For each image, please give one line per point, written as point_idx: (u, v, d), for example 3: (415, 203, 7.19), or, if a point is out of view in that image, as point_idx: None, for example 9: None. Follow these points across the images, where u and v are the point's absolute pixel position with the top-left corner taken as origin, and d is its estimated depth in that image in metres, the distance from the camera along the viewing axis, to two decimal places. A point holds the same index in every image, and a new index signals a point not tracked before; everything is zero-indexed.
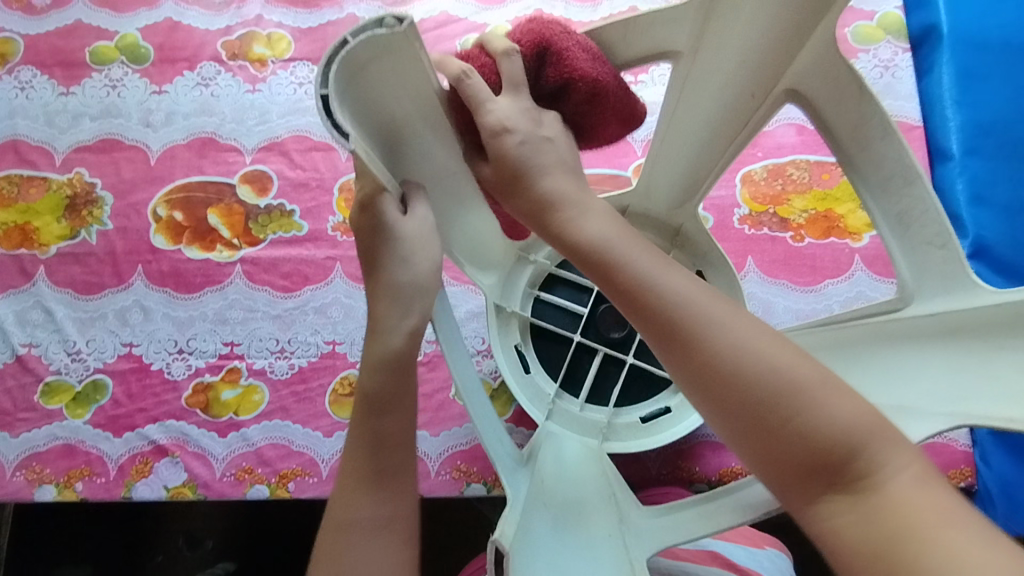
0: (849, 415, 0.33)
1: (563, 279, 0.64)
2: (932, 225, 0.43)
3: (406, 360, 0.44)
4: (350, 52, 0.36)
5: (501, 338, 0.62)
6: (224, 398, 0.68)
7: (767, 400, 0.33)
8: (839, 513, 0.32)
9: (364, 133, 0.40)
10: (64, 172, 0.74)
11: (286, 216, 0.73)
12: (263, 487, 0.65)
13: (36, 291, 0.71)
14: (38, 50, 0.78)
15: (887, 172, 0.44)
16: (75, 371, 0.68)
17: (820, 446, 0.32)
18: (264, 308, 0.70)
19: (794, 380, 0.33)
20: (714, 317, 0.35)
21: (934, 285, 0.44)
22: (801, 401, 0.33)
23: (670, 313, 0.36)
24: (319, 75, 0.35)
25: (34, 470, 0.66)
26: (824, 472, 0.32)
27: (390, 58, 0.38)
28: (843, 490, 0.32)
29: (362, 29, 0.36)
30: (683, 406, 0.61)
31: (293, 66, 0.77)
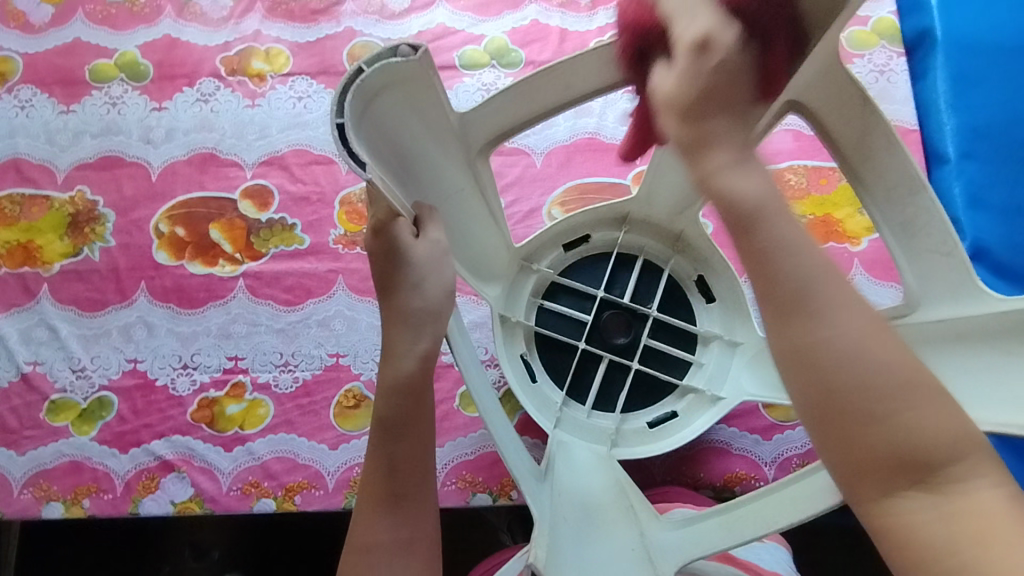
0: (948, 421, 0.32)
1: (566, 288, 0.65)
2: (937, 233, 0.43)
3: (418, 384, 0.44)
4: (365, 80, 0.37)
5: (506, 348, 0.62)
6: (229, 412, 0.68)
7: (878, 391, 0.31)
8: (914, 510, 0.31)
9: (379, 159, 0.40)
10: (65, 190, 0.75)
11: (287, 230, 0.73)
12: (270, 501, 0.65)
13: (40, 309, 0.71)
14: (37, 69, 0.78)
15: (891, 182, 0.45)
16: (80, 389, 0.69)
17: (914, 446, 0.31)
18: (267, 322, 0.71)
19: (909, 379, 0.32)
20: (843, 300, 0.33)
21: (939, 289, 0.44)
22: (910, 400, 0.32)
23: (801, 288, 0.33)
24: (335, 103, 0.36)
25: (41, 487, 0.66)
26: (910, 473, 0.31)
27: (402, 84, 0.41)
28: (924, 489, 0.31)
29: (377, 58, 0.38)
30: (690, 410, 0.62)
31: (292, 80, 0.78)
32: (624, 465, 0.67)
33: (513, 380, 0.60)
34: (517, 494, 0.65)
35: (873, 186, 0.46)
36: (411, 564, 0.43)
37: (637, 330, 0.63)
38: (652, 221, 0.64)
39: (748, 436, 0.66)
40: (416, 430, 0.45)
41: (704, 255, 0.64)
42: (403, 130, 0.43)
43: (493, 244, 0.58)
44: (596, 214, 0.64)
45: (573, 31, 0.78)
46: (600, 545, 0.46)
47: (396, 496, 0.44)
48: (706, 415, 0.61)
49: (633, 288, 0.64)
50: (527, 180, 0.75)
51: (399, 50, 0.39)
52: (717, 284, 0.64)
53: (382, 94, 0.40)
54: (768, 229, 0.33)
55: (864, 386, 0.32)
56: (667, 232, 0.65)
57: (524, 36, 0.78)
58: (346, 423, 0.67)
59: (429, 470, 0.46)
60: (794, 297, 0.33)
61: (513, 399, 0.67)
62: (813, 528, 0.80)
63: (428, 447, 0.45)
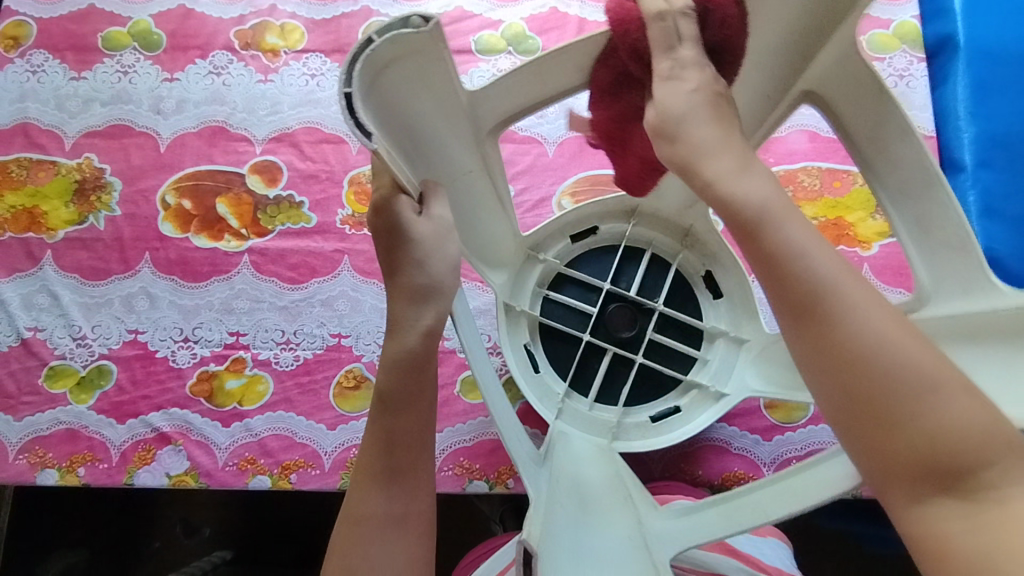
0: (981, 420, 0.30)
1: (571, 279, 0.64)
2: (953, 228, 0.43)
3: (421, 361, 0.44)
4: (372, 52, 0.37)
5: (510, 338, 0.61)
6: (228, 387, 0.68)
7: (891, 389, 0.31)
8: (949, 521, 0.30)
9: (385, 132, 0.40)
10: (73, 156, 0.74)
11: (294, 208, 0.73)
12: (265, 478, 0.65)
13: (43, 275, 0.71)
14: (50, 34, 0.78)
15: (905, 174, 0.44)
16: (80, 357, 0.69)
17: (933, 450, 0.30)
18: (271, 299, 0.70)
19: (929, 377, 0.31)
20: (858, 297, 0.33)
21: (951, 286, 0.44)
22: (935, 401, 0.30)
23: (808, 287, 0.33)
24: (342, 75, 0.36)
25: (37, 454, 0.66)
26: (934, 476, 0.30)
27: (412, 59, 0.40)
28: (951, 494, 0.30)
29: (387, 29, 0.37)
30: (693, 405, 0.61)
31: (306, 57, 0.77)
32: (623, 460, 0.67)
33: (515, 369, 0.59)
34: (513, 483, 0.65)
35: (884, 175, 0.46)
36: (402, 546, 0.43)
37: (642, 323, 0.63)
38: (661, 215, 0.64)
39: (748, 436, 0.66)
40: (417, 406, 0.44)
41: (713, 250, 0.63)
42: (413, 106, 0.42)
43: (500, 227, 0.57)
44: (605, 207, 0.64)
45: (592, 21, 0.77)
46: (593, 530, 0.46)
47: (395, 470, 0.43)
48: (710, 411, 0.60)
49: (640, 281, 0.63)
50: (537, 170, 0.75)
51: (410, 22, 0.39)
52: (725, 279, 0.63)
53: (392, 67, 0.39)
54: (772, 227, 0.35)
55: (877, 383, 0.31)
56: (676, 226, 0.64)
57: (542, 23, 0.77)
58: (345, 403, 0.67)
59: (430, 445, 0.45)
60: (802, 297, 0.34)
61: (514, 388, 0.67)
62: (807, 532, 0.80)
63: (429, 427, 0.45)
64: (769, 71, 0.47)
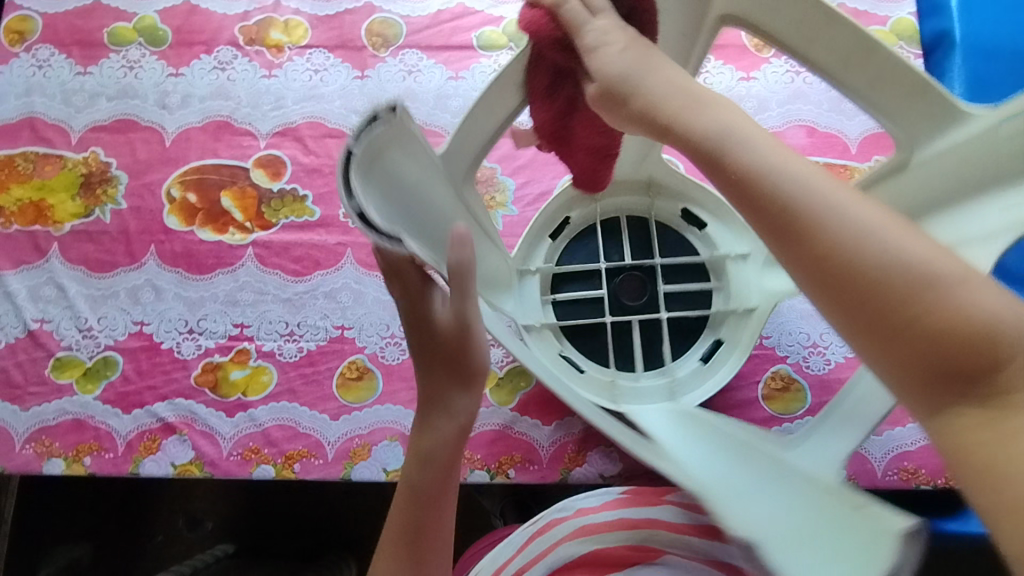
0: (988, 304, 0.26)
1: (566, 278, 0.66)
2: (908, 78, 0.40)
3: (449, 455, 0.45)
4: (353, 158, 0.37)
5: (545, 350, 0.60)
6: (232, 378, 0.68)
7: (887, 288, 0.27)
8: (981, 431, 0.25)
9: (398, 223, 0.39)
10: (80, 151, 0.75)
11: (298, 201, 0.73)
12: (269, 468, 0.66)
13: (50, 267, 0.72)
14: (56, 29, 0.78)
15: (839, 47, 0.42)
16: (86, 348, 0.69)
17: (944, 351, 0.26)
18: (275, 291, 0.71)
19: (928, 272, 0.27)
20: (835, 197, 0.29)
21: (911, 119, 0.42)
22: (938, 294, 0.26)
23: (775, 199, 0.29)
24: (343, 193, 0.35)
25: (43, 443, 0.67)
26: (952, 381, 0.26)
27: (393, 146, 0.40)
28: (980, 401, 0.25)
29: (364, 129, 0.37)
30: (730, 330, 0.62)
31: (310, 53, 0.77)
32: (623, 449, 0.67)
33: (562, 373, 0.58)
34: (514, 473, 0.66)
35: (826, 61, 0.43)
36: None
37: (651, 285, 0.65)
38: (618, 181, 0.65)
39: None
40: (439, 501, 0.45)
41: (680, 189, 0.64)
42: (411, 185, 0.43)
43: (495, 251, 0.57)
44: (568, 195, 0.65)
45: None
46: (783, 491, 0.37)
47: (416, 535, 0.44)
48: (749, 329, 0.60)
49: (629, 246, 0.65)
50: (538, 164, 0.76)
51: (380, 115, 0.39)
52: (703, 209, 0.64)
53: (379, 159, 0.39)
54: (734, 142, 0.31)
55: (868, 286, 0.27)
56: (638, 183, 0.65)
57: None
58: (347, 394, 0.68)
59: (448, 536, 0.46)
60: (769, 214, 0.29)
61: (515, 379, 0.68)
62: None
63: (448, 517, 0.46)
64: None
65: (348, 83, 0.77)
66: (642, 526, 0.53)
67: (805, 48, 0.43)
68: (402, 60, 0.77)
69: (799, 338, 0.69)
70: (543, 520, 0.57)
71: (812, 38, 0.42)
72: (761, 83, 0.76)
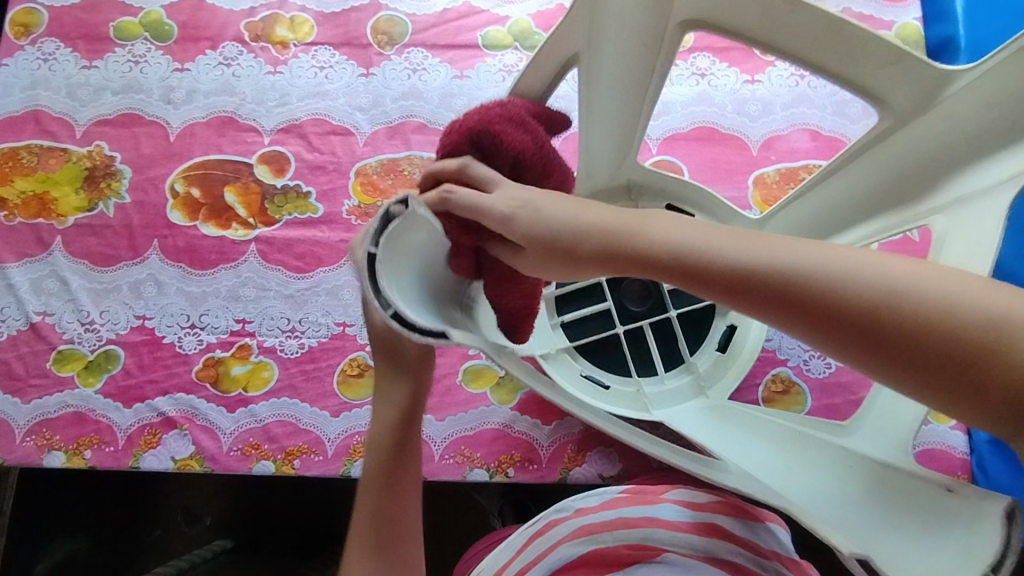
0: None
1: (568, 296, 0.66)
2: (879, 49, 0.44)
3: (398, 493, 0.46)
4: (379, 261, 0.36)
5: (568, 376, 0.62)
6: (234, 373, 0.68)
7: (931, 348, 0.25)
8: None
9: (424, 307, 0.39)
10: (84, 144, 0.75)
11: (301, 198, 0.73)
12: (269, 463, 0.66)
13: (52, 260, 0.72)
14: (62, 22, 0.78)
15: (809, 34, 0.45)
16: (88, 341, 0.70)
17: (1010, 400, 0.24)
18: (277, 287, 0.71)
19: (968, 315, 0.25)
20: (765, 256, 0.30)
21: (888, 75, 0.45)
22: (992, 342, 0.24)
23: (775, 287, 0.29)
24: (376, 301, 0.35)
25: (44, 436, 0.67)
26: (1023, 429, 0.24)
27: (406, 236, 0.39)
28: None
29: (378, 232, 0.36)
30: (739, 314, 0.64)
31: (315, 50, 0.78)
32: (622, 448, 0.67)
33: (590, 396, 0.60)
34: (514, 472, 0.66)
35: (796, 45, 0.46)
36: None
37: (655, 289, 0.66)
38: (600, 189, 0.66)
39: None
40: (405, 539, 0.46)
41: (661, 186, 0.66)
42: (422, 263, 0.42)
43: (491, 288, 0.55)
44: None
45: None
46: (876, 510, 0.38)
47: (388, 531, 0.46)
48: None
49: None
50: None
51: (389, 210, 0.37)
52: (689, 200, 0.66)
53: (401, 254, 0.39)
54: (648, 237, 0.35)
55: (907, 349, 0.26)
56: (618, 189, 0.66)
57: (549, 20, 0.78)
58: (348, 391, 0.68)
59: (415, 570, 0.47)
60: (776, 301, 0.29)
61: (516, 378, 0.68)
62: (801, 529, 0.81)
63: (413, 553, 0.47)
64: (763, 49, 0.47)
65: (353, 81, 0.77)
66: (639, 525, 0.53)
67: (780, 42, 0.47)
68: (407, 58, 0.77)
69: (801, 341, 0.69)
70: (543, 521, 0.58)
71: (785, 30, 0.46)
72: (765, 86, 0.76)
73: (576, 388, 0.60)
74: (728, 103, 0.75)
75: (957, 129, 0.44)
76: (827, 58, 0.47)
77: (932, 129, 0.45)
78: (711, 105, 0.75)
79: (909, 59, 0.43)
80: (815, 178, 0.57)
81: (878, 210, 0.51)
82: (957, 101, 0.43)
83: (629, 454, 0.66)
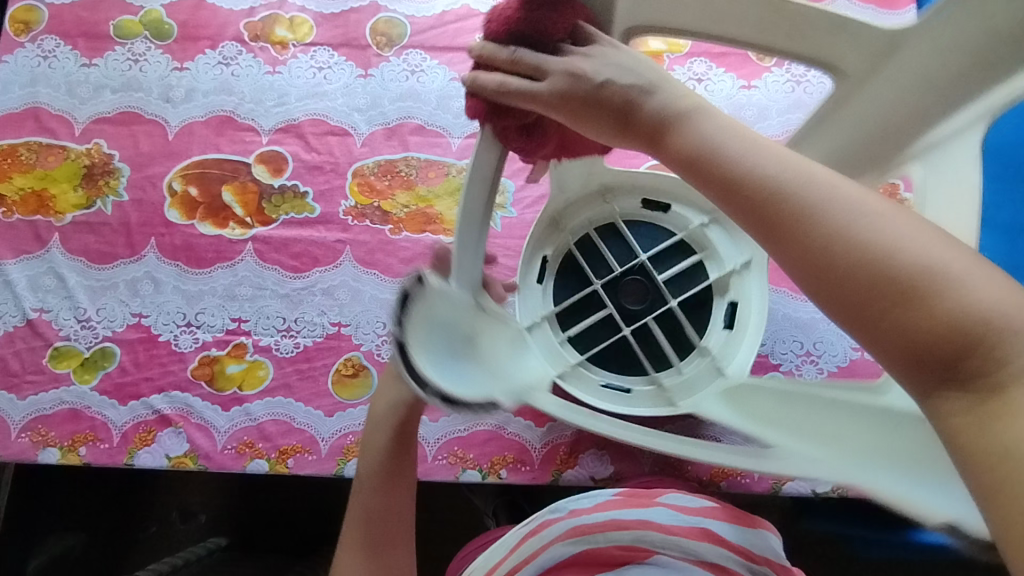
0: (984, 288, 0.27)
1: (568, 309, 0.66)
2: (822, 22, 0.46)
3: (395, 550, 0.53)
4: (406, 339, 0.47)
5: (589, 389, 0.63)
6: (229, 371, 0.69)
7: (875, 285, 0.28)
8: (954, 413, 0.27)
9: (431, 373, 0.46)
10: (83, 142, 0.76)
11: (298, 198, 0.74)
12: (263, 462, 0.66)
13: (50, 257, 0.72)
14: (62, 20, 0.79)
15: (753, 16, 0.46)
16: (84, 338, 0.70)
17: (926, 342, 0.27)
18: (273, 287, 0.71)
19: (913, 262, 0.27)
20: (813, 193, 0.30)
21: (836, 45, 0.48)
22: (930, 284, 0.27)
23: (759, 200, 0.31)
24: (407, 368, 0.46)
25: (40, 432, 0.67)
26: (937, 363, 0.27)
27: (414, 315, 0.46)
28: (964, 381, 0.26)
29: (405, 313, 0.47)
30: (739, 290, 0.65)
31: (314, 50, 0.78)
32: (614, 452, 0.67)
33: (612, 407, 0.61)
34: (506, 473, 0.66)
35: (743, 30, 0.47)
36: None
37: (650, 282, 0.66)
38: (573, 200, 0.67)
39: None
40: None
41: (631, 184, 0.67)
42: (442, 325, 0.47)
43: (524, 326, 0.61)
44: (536, 237, 0.67)
45: None
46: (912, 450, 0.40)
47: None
48: (757, 288, 0.64)
49: (611, 256, 0.67)
50: None
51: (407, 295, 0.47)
52: (660, 195, 0.68)
53: (408, 329, 0.46)
54: (723, 154, 0.33)
55: (854, 284, 0.28)
56: (592, 195, 0.68)
57: None
58: (343, 391, 0.68)
59: None
60: (800, 240, 0.30)
61: None
62: (793, 534, 0.81)
63: None
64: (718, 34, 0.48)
65: (352, 82, 0.77)
66: (632, 526, 0.54)
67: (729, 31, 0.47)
68: (406, 60, 0.77)
69: (794, 346, 0.69)
70: (536, 520, 0.57)
71: (728, 21, 0.47)
72: (761, 91, 0.76)
73: (599, 402, 0.61)
74: (725, 108, 0.75)
75: (940, 74, 0.46)
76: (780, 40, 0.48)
77: (900, 83, 0.48)
78: None
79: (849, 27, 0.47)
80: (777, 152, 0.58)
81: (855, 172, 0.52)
82: (927, 54, 0.46)
83: (622, 456, 0.67)
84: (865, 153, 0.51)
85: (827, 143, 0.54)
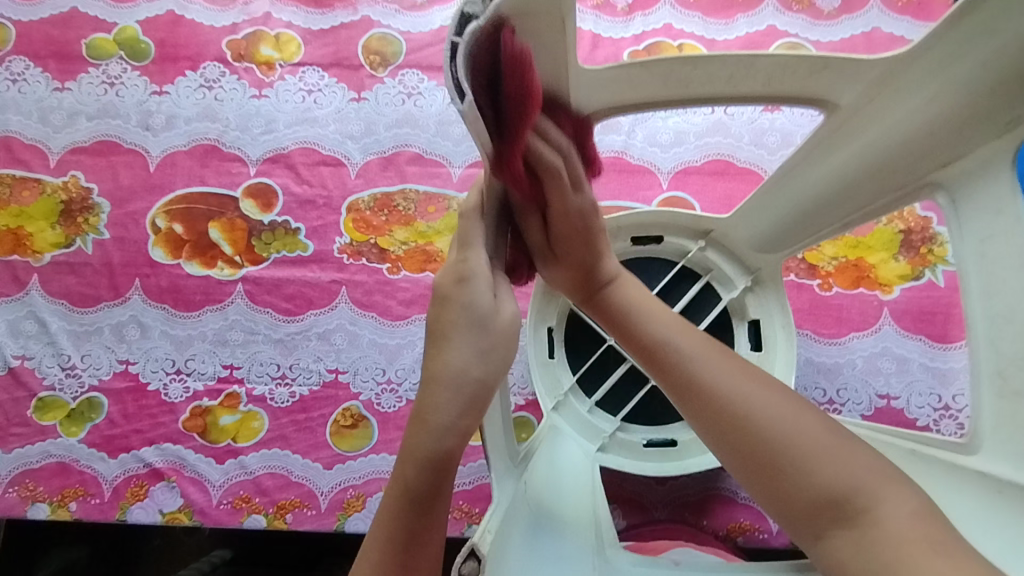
0: (856, 462, 0.35)
1: (589, 370, 0.66)
2: (799, 63, 0.40)
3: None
4: None
5: (635, 455, 0.63)
6: (222, 423, 0.66)
7: (765, 451, 0.36)
8: (839, 548, 0.34)
9: None
10: (58, 174, 0.71)
11: (290, 234, 0.69)
12: (261, 517, 0.64)
13: (29, 300, 0.68)
14: (30, 39, 0.73)
15: (725, 73, 0.42)
16: (70, 388, 0.67)
17: (805, 497, 0.35)
18: (265, 332, 0.68)
19: (807, 439, 0.36)
20: (715, 372, 0.40)
21: (823, 74, 0.41)
22: (799, 453, 0.36)
23: (679, 371, 0.41)
24: None
25: (27, 487, 0.64)
26: (832, 516, 0.35)
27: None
28: (846, 527, 0.34)
29: None
30: (762, 307, 0.62)
31: (303, 71, 0.72)
32: (625, 504, 0.66)
33: (661, 470, 0.62)
34: None
35: (713, 77, 0.43)
36: None
37: None
38: None
39: None
40: None
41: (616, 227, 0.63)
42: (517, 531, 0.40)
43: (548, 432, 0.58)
44: (535, 316, 0.65)
45: (607, 37, 0.73)
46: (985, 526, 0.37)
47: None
48: (779, 305, 0.62)
49: None
50: None
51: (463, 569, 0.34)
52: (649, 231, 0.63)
53: None
54: (641, 326, 0.45)
55: (757, 447, 0.37)
56: None
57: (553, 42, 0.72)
58: (341, 442, 0.65)
59: None
60: (704, 407, 0.39)
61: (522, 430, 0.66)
62: None
63: None
64: (705, 68, 0.42)
65: (344, 106, 0.72)
66: None
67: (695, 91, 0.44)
68: (401, 81, 0.72)
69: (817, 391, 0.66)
70: None
71: (697, 82, 0.43)
72: (784, 115, 0.70)
73: (648, 467, 0.62)
74: (745, 134, 0.70)
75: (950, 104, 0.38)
76: (774, 75, 0.42)
77: (897, 116, 0.40)
78: (727, 137, 0.70)
79: (836, 64, 0.40)
80: (769, 182, 0.53)
81: (864, 198, 0.48)
82: (931, 80, 0.37)
83: (633, 510, 0.64)
84: (866, 181, 0.46)
85: (826, 169, 0.48)
